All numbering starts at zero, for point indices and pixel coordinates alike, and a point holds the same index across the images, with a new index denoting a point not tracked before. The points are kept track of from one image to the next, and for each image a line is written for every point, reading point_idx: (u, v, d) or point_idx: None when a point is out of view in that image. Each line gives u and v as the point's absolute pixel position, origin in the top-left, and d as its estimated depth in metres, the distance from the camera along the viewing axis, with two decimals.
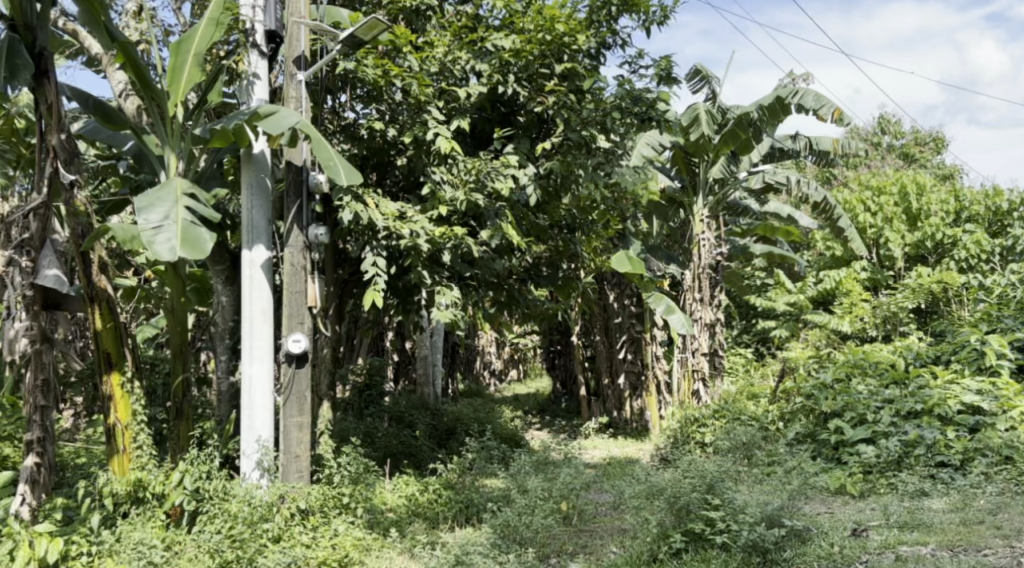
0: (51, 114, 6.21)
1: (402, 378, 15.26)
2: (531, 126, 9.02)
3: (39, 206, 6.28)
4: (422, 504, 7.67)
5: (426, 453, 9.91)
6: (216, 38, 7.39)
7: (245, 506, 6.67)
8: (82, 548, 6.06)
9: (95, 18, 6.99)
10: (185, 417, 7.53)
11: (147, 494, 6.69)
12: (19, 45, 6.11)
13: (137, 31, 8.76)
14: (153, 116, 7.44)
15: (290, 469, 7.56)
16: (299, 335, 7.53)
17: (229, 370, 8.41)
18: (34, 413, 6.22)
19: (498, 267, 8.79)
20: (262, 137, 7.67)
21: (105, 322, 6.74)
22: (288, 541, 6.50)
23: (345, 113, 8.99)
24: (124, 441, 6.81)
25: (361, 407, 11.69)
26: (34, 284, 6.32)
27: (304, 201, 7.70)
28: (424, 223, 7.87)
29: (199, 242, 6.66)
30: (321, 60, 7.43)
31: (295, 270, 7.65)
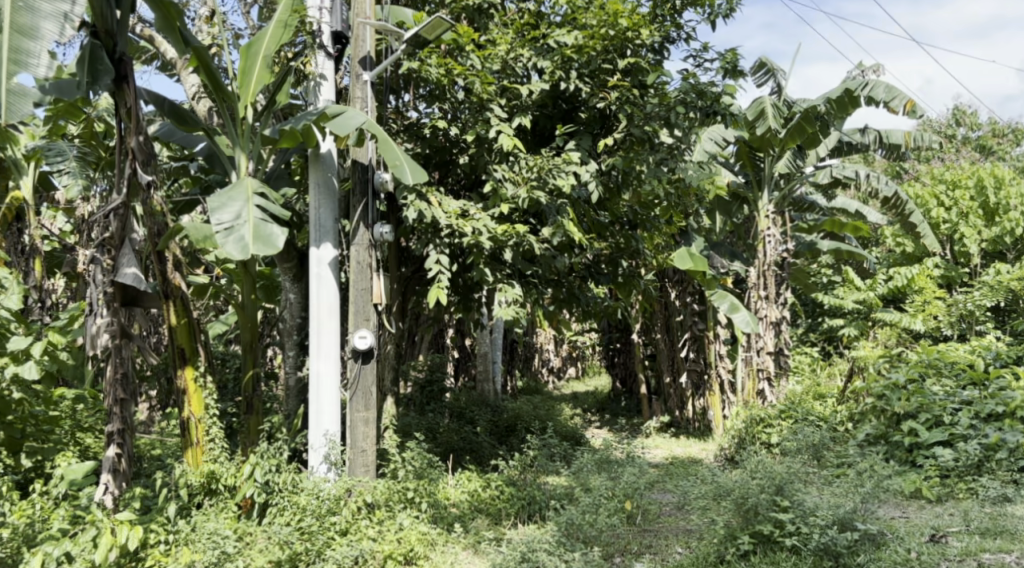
0: (130, 117, 6.42)
1: (463, 375, 15.34)
2: (593, 122, 8.92)
3: (119, 205, 6.49)
4: (484, 501, 7.72)
5: (487, 449, 9.94)
6: (284, 40, 7.50)
7: (313, 499, 6.82)
8: (161, 537, 6.26)
9: (170, 23, 7.14)
10: (256, 411, 7.72)
11: (220, 485, 6.95)
12: (101, 50, 6.26)
13: (209, 35, 9.01)
14: (224, 117, 7.64)
15: (356, 462, 7.68)
16: (365, 331, 7.65)
17: (297, 366, 8.58)
18: (115, 406, 6.42)
19: (559, 264, 8.73)
20: (329, 137, 7.81)
21: (180, 318, 6.94)
22: (356, 534, 6.61)
23: (408, 113, 9.09)
24: (198, 434, 7.03)
25: (423, 403, 11.79)
26: (114, 281, 6.48)
27: (369, 200, 7.81)
28: (486, 221, 7.92)
29: (270, 239, 6.79)
30: (386, 60, 7.53)
31: (360, 268, 7.77)
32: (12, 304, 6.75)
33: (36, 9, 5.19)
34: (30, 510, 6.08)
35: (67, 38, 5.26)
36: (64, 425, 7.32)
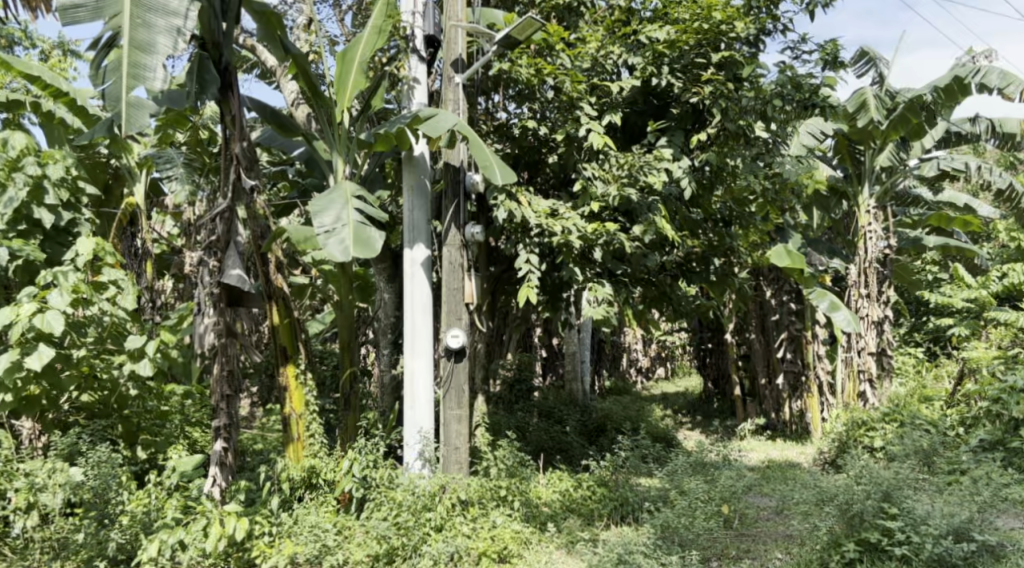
0: (235, 124, 6.68)
1: (550, 374, 15.32)
2: (686, 117, 8.74)
3: (225, 210, 6.72)
4: (576, 501, 7.69)
5: (577, 449, 9.91)
6: (378, 45, 7.66)
7: (409, 494, 6.84)
8: (265, 528, 6.47)
9: (272, 33, 7.42)
10: (353, 409, 7.89)
11: (320, 480, 7.15)
12: (208, 61, 6.51)
13: (307, 43, 9.29)
14: (322, 122, 7.85)
15: (450, 460, 7.78)
16: (458, 330, 7.75)
17: (391, 364, 8.76)
18: (222, 402, 6.67)
19: (650, 263, 8.60)
20: (422, 139, 7.93)
21: (282, 317, 7.15)
22: (450, 531, 6.70)
23: (498, 113, 9.11)
24: (299, 430, 7.20)
25: (512, 401, 11.81)
26: (219, 282, 6.66)
27: (461, 201, 7.90)
28: (576, 220, 7.89)
29: (369, 242, 6.98)
30: (478, 63, 7.60)
31: (453, 268, 7.86)
32: (128, 304, 6.98)
33: (152, 25, 5.45)
34: (147, 500, 6.30)
35: (180, 52, 5.52)
36: (173, 420, 7.55)
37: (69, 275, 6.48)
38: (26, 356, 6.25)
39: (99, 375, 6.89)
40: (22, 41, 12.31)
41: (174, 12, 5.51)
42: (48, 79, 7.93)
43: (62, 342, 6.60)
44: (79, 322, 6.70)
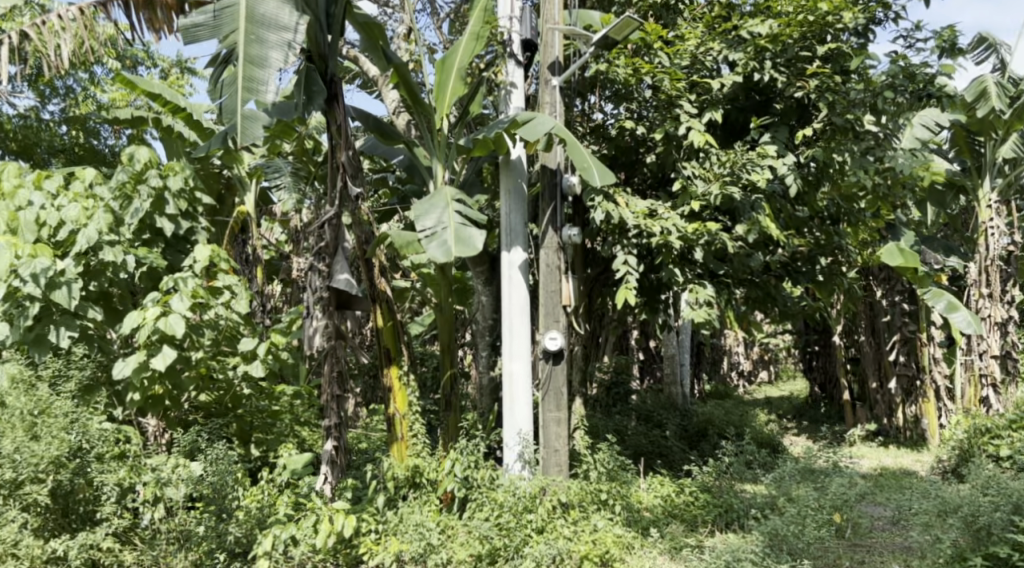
0: (340, 134, 6.85)
1: (648, 378, 15.06)
2: (790, 113, 8.55)
3: (333, 217, 6.92)
4: (678, 506, 7.55)
5: (678, 454, 9.73)
6: (476, 51, 7.75)
7: (510, 495, 6.97)
8: (372, 526, 6.61)
9: (374, 43, 7.65)
10: (454, 409, 8.00)
11: (423, 479, 7.24)
12: (315, 73, 6.75)
13: (407, 52, 9.53)
14: (422, 128, 7.97)
15: (550, 461, 7.77)
16: (555, 333, 7.76)
17: (490, 366, 8.83)
18: (332, 401, 6.82)
19: (754, 263, 8.36)
20: (519, 143, 7.98)
21: (386, 320, 7.32)
22: (552, 533, 6.66)
23: (594, 115, 9.07)
24: (402, 430, 7.38)
25: (609, 404, 11.67)
26: (329, 287, 6.95)
27: (557, 204, 7.90)
28: (675, 220, 7.78)
29: (470, 241, 7.05)
30: (575, 65, 7.61)
31: (550, 270, 7.88)
32: (242, 308, 7.26)
33: (264, 40, 5.68)
34: (261, 495, 6.64)
35: (290, 65, 5.72)
36: (284, 419, 7.76)
37: (188, 281, 6.86)
38: (153, 357, 6.59)
39: (216, 375, 7.20)
40: (145, 61, 13.01)
41: (285, 27, 5.73)
42: (167, 96, 8.31)
43: (183, 343, 6.91)
44: (197, 324, 6.99)
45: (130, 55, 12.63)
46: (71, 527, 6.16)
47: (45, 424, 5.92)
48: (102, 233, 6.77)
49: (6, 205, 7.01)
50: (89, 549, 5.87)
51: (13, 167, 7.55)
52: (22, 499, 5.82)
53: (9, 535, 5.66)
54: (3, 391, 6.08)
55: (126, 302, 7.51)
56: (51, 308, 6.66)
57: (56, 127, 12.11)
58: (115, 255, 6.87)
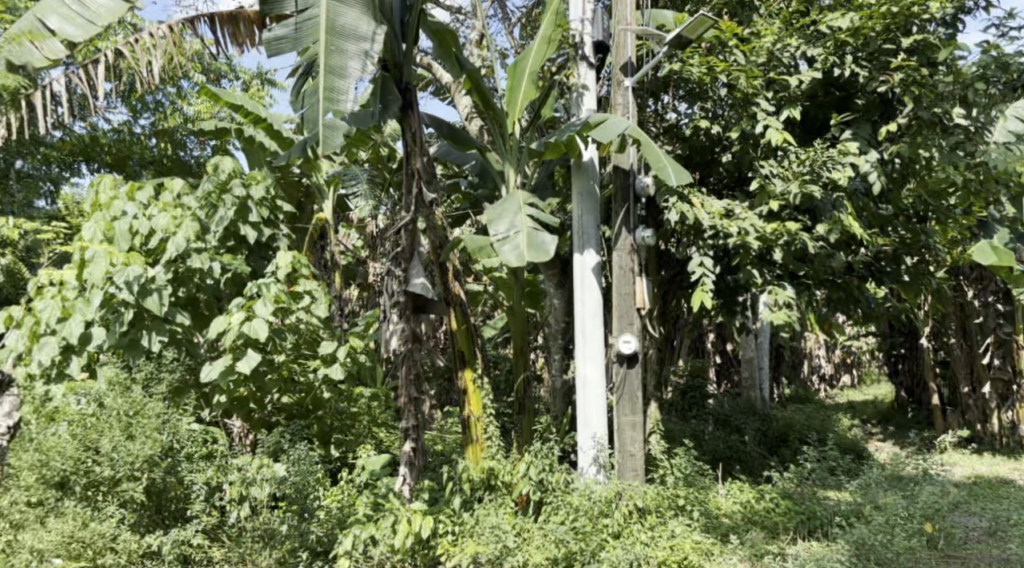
0: (415, 142, 6.93)
1: (725, 382, 14.79)
2: (873, 108, 8.32)
3: (409, 223, 7.01)
4: (758, 512, 7.38)
5: (757, 460, 9.56)
6: (549, 55, 7.75)
7: (585, 499, 6.86)
8: (449, 527, 6.67)
9: (447, 51, 7.70)
10: (528, 412, 8.05)
11: (499, 482, 7.27)
12: (391, 81, 6.87)
13: (480, 58, 9.63)
14: (494, 134, 8.04)
15: (625, 466, 7.72)
16: (629, 336, 7.67)
17: (563, 369, 8.81)
18: (409, 403, 6.90)
19: (836, 263, 8.12)
20: (591, 145, 7.94)
21: (460, 323, 7.40)
22: (628, 538, 6.59)
23: (668, 114, 8.98)
24: (477, 432, 7.40)
25: (684, 408, 11.38)
26: (405, 291, 6.96)
27: (631, 205, 7.82)
28: (753, 219, 7.61)
29: (543, 246, 7.03)
30: (648, 65, 7.53)
31: (623, 273, 7.79)
32: (322, 312, 7.37)
33: (344, 50, 5.78)
34: (341, 495, 6.81)
35: (369, 74, 5.82)
36: (363, 420, 7.91)
37: (271, 286, 6.98)
38: (238, 360, 6.80)
39: (297, 378, 7.45)
40: (228, 74, 13.40)
41: (363, 37, 5.85)
42: (249, 107, 8.63)
43: (266, 347, 7.15)
44: (280, 328, 7.23)
45: (214, 69, 13.04)
46: (164, 523, 6.39)
47: (140, 424, 6.21)
48: (190, 240, 7.08)
49: (102, 215, 7.32)
50: (182, 545, 6.10)
51: (109, 179, 7.76)
52: (120, 495, 6.11)
53: (109, 530, 5.90)
54: (103, 393, 6.32)
55: (213, 307, 7.75)
56: (144, 314, 6.88)
57: (146, 140, 12.61)
58: (202, 262, 7.12)
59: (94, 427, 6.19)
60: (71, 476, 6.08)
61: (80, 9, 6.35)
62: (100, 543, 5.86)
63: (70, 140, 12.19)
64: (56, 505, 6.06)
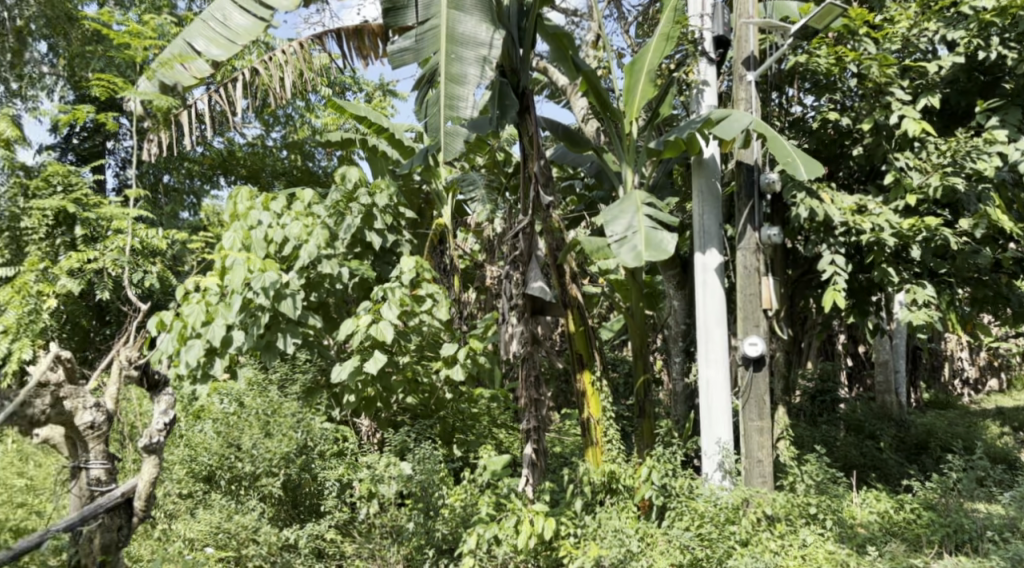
0: (532, 145, 6.94)
1: (856, 386, 14.13)
2: (1022, 92, 7.71)
3: (526, 226, 7.00)
4: (898, 523, 7.02)
5: (895, 468, 9.08)
6: (668, 51, 7.55)
7: (710, 506, 6.69)
8: (571, 529, 6.63)
9: (564, 53, 7.66)
10: (648, 416, 7.88)
11: (619, 485, 7.21)
12: (508, 86, 6.88)
13: (597, 59, 9.59)
14: (613, 135, 7.97)
15: (753, 472, 7.49)
16: (755, 337, 7.41)
17: (685, 372, 8.65)
18: (529, 405, 6.91)
19: (982, 261, 7.54)
20: (713, 141, 7.75)
21: (577, 325, 7.36)
22: (757, 546, 6.34)
23: (793, 107, 8.67)
24: (598, 435, 7.38)
25: (814, 414, 10.71)
26: (524, 294, 6.94)
27: (755, 202, 7.57)
28: (888, 215, 7.26)
29: (661, 244, 6.90)
30: (772, 58, 7.26)
31: (748, 273, 7.56)
32: (443, 314, 7.48)
33: (463, 57, 5.86)
34: (463, 494, 6.69)
35: (487, 80, 5.86)
36: (484, 421, 8.02)
37: (396, 290, 7.15)
38: (366, 362, 7.00)
39: (421, 380, 7.62)
40: (352, 86, 13.85)
41: (482, 43, 5.88)
42: (372, 117, 8.88)
43: (392, 348, 7.41)
44: (403, 330, 7.40)
45: (340, 82, 13.50)
46: (300, 517, 6.73)
47: (277, 422, 6.71)
48: (321, 247, 7.34)
49: (240, 224, 7.66)
50: (316, 538, 6.37)
51: (246, 190, 8.10)
52: (259, 490, 6.52)
53: (251, 522, 6.17)
54: (242, 394, 6.93)
55: (341, 310, 8.04)
56: (279, 317, 7.16)
57: (278, 152, 13.19)
58: (332, 268, 7.38)
59: (235, 426, 6.68)
60: (216, 470, 6.61)
61: (223, 31, 6.62)
62: (243, 534, 6.15)
63: (210, 155, 12.88)
64: (204, 497, 6.61)
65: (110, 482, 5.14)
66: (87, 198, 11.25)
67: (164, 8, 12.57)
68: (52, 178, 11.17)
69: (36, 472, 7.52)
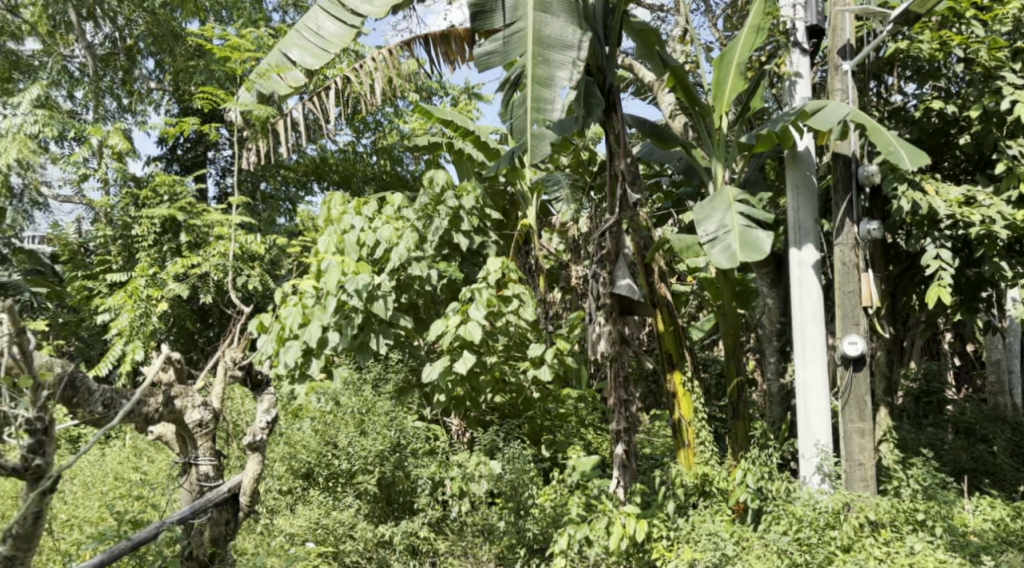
0: (619, 143, 6.84)
1: (965, 387, 13.49)
2: None
3: (613, 225, 6.84)
4: (1014, 533, 6.67)
5: (1011, 473, 8.60)
6: (758, 43, 7.35)
7: (810, 509, 6.45)
8: (664, 532, 6.52)
9: (650, 49, 7.55)
10: (742, 417, 7.68)
11: (713, 488, 7.15)
12: (594, 85, 6.79)
13: (684, 54, 9.46)
14: (702, 131, 7.80)
15: (853, 476, 7.23)
16: (855, 336, 7.14)
17: (780, 372, 8.42)
18: (618, 405, 6.79)
19: None
20: (807, 134, 7.52)
21: (666, 325, 7.32)
22: (860, 553, 6.09)
23: (892, 97, 8.35)
24: (688, 437, 7.31)
25: (919, 415, 10.29)
26: (611, 293, 6.73)
27: (853, 196, 7.31)
28: (1000, 206, 6.89)
29: (757, 244, 6.71)
30: (870, 46, 6.93)
31: (846, 269, 7.29)
32: (530, 315, 7.44)
33: (551, 60, 5.83)
34: (553, 494, 6.61)
35: (575, 82, 5.84)
36: (572, 422, 7.99)
37: (483, 290, 7.19)
38: (455, 361, 7.07)
39: (508, 379, 7.74)
40: (439, 91, 14.01)
41: (570, 45, 5.86)
42: (458, 121, 8.94)
43: (481, 349, 7.45)
44: (491, 330, 7.43)
45: (427, 87, 13.69)
46: (394, 514, 6.81)
47: (372, 420, 6.94)
48: (410, 250, 7.44)
49: (335, 229, 7.84)
50: (411, 536, 6.44)
51: (338, 196, 8.34)
52: (356, 487, 6.72)
53: (348, 519, 6.36)
54: (338, 392, 7.20)
55: (431, 311, 8.16)
56: (372, 318, 7.29)
57: (368, 158, 13.45)
58: (421, 270, 7.48)
59: (333, 423, 7.00)
60: (315, 468, 6.81)
61: (316, 39, 6.77)
62: (341, 530, 6.34)
63: (304, 162, 13.24)
64: (304, 493, 6.81)
65: (217, 478, 5.31)
66: (192, 206, 11.70)
67: (261, 22, 13.01)
68: (159, 188, 11.66)
69: (149, 468, 7.86)
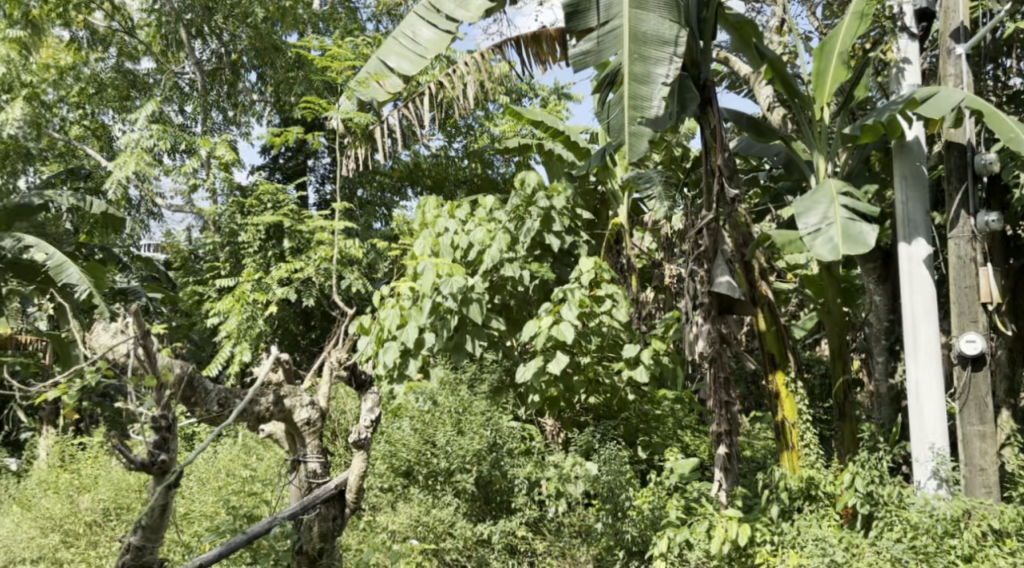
0: (715, 139, 6.68)
1: None
2: None
3: (710, 221, 6.65)
4: None
5: None
6: (862, 30, 7.02)
7: (925, 516, 6.11)
8: (768, 537, 6.31)
9: (746, 42, 7.32)
10: (849, 420, 7.38)
11: (820, 492, 6.79)
12: (688, 80, 6.62)
13: (781, 45, 9.16)
14: (802, 122, 7.57)
15: (974, 482, 6.81)
16: (974, 334, 6.76)
17: (888, 373, 8.03)
18: (718, 406, 6.54)
19: None
20: (916, 123, 7.19)
21: (768, 325, 7.10)
22: (983, 563, 5.71)
23: (1009, 81, 7.89)
24: (793, 439, 7.06)
25: None
26: (709, 291, 6.56)
27: (969, 186, 6.93)
28: None
29: (862, 237, 6.45)
30: (985, 28, 6.55)
31: (963, 263, 6.89)
32: (623, 316, 7.34)
33: (648, 57, 5.72)
34: (651, 497, 6.48)
35: (673, 77, 5.71)
36: (668, 423, 7.85)
37: (576, 290, 7.13)
38: (549, 362, 7.02)
39: (602, 379, 7.57)
40: (529, 92, 14.01)
41: (667, 40, 5.74)
42: (548, 121, 8.89)
43: (573, 349, 7.38)
44: (584, 330, 7.35)
45: (516, 89, 13.72)
46: (493, 512, 6.84)
47: (468, 420, 6.91)
48: (503, 250, 7.44)
49: (430, 232, 7.91)
50: (508, 535, 6.43)
51: (433, 200, 8.42)
52: (454, 486, 6.69)
53: (448, 517, 6.42)
54: (435, 392, 7.21)
55: (524, 312, 8.14)
56: (466, 320, 7.30)
57: (460, 161, 13.57)
58: (513, 272, 7.47)
59: (430, 424, 6.97)
60: (414, 466, 6.84)
61: (413, 46, 6.79)
62: (441, 527, 6.42)
63: (399, 167, 13.44)
64: (404, 491, 6.87)
65: (325, 475, 5.40)
66: (294, 212, 12.03)
67: (356, 32, 13.28)
68: (263, 197, 12.01)
69: (258, 465, 8.09)
